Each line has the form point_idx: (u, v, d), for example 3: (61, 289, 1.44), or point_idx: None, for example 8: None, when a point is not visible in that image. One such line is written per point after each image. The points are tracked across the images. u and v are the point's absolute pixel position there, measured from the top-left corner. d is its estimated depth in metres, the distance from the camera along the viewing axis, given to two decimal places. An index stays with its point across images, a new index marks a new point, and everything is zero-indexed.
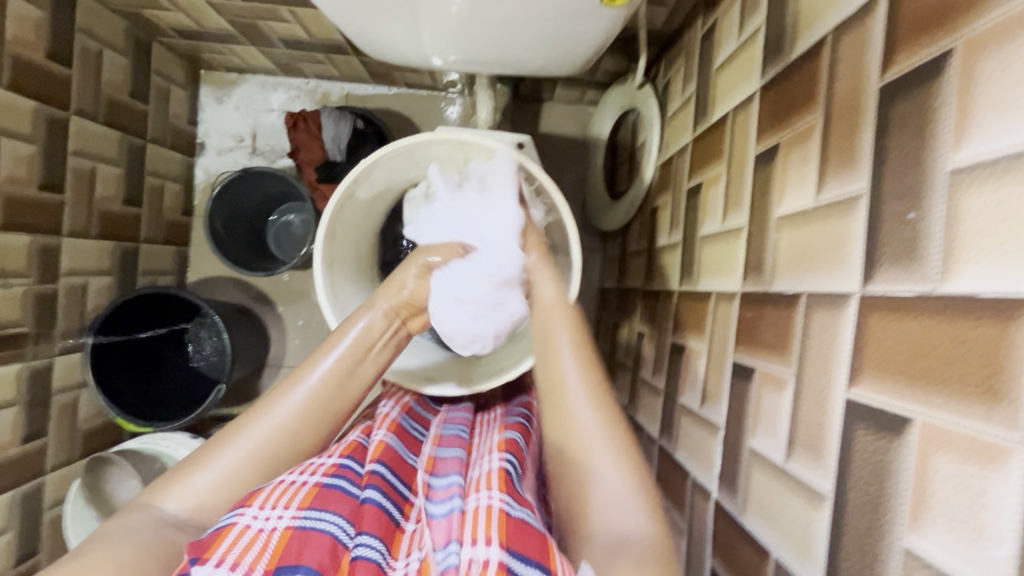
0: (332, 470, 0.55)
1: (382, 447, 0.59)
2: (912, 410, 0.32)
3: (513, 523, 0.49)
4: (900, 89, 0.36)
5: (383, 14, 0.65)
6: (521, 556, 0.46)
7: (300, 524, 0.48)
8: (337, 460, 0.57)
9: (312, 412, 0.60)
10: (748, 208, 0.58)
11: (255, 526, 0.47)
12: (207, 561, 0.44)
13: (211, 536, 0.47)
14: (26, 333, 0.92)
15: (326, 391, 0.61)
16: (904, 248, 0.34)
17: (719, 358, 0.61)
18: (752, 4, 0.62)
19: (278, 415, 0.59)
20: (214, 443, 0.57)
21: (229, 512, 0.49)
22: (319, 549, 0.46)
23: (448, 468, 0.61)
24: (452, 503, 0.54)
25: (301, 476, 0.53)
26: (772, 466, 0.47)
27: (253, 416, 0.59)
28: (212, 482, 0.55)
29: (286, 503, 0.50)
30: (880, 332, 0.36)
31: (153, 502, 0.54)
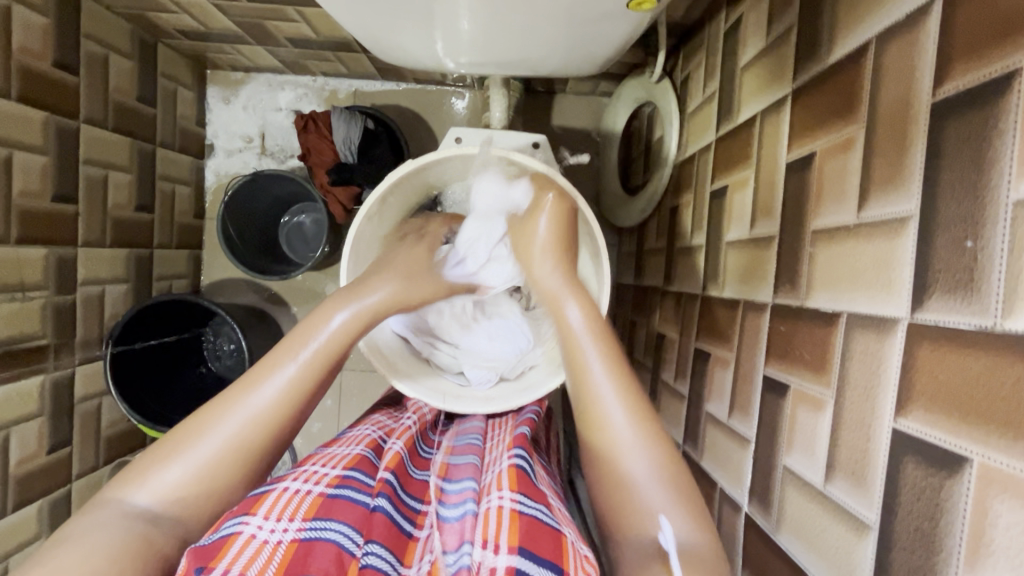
0: (338, 478, 0.52)
1: (390, 456, 0.57)
2: (970, 449, 0.31)
3: (524, 523, 0.48)
4: (954, 108, 0.35)
5: (396, 21, 0.63)
6: (531, 554, 0.45)
7: (307, 534, 0.45)
8: (342, 467, 0.53)
9: (294, 402, 0.53)
10: (779, 217, 0.56)
11: (260, 536, 0.44)
12: (212, 572, 0.41)
13: (215, 545, 0.44)
14: (48, 345, 0.93)
15: (311, 378, 0.55)
16: (961, 279, 0.33)
17: (748, 370, 0.60)
18: (782, 0, 0.59)
19: (254, 403, 0.52)
20: (187, 427, 0.51)
21: (232, 520, 0.46)
22: (327, 557, 0.43)
23: (461, 472, 0.59)
24: (465, 508, 0.53)
25: (305, 484, 0.50)
26: (809, 488, 0.46)
27: (224, 403, 0.52)
28: (185, 477, 0.48)
29: (290, 514, 0.47)
30: (931, 364, 0.34)
31: (118, 496, 0.47)
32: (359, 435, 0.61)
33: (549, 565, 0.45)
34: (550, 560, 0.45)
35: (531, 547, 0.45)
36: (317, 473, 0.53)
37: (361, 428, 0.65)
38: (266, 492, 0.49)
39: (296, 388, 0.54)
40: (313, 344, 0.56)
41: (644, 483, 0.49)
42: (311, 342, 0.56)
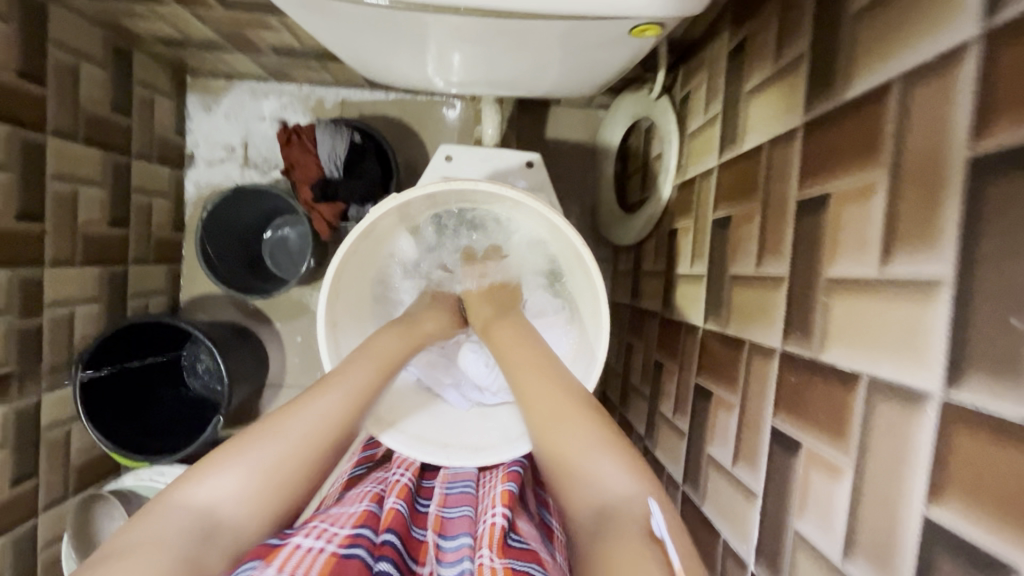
0: (349, 537, 0.49)
1: (389, 511, 0.55)
2: (1019, 561, 0.28)
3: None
4: (996, 167, 0.31)
5: (380, 41, 0.59)
6: None
7: None
8: (351, 527, 0.51)
9: (328, 439, 0.56)
10: (788, 258, 0.53)
11: None
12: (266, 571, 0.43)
13: None
14: (10, 375, 0.87)
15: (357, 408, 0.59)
16: (1008, 363, 0.29)
17: (754, 418, 0.56)
18: (791, 25, 0.56)
19: (288, 436, 0.54)
20: (232, 446, 0.53)
21: (244, 567, 0.44)
22: None
23: (457, 527, 0.56)
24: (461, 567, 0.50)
25: (316, 540, 0.48)
26: (825, 561, 0.43)
27: (258, 434, 0.54)
28: (241, 483, 0.50)
29: (303, 571, 0.44)
30: (973, 454, 0.31)
31: (181, 494, 0.49)
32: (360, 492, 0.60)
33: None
34: None
35: None
36: (328, 531, 0.50)
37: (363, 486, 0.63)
38: (278, 546, 0.47)
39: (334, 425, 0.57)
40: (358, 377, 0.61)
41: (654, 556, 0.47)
42: (347, 383, 0.60)
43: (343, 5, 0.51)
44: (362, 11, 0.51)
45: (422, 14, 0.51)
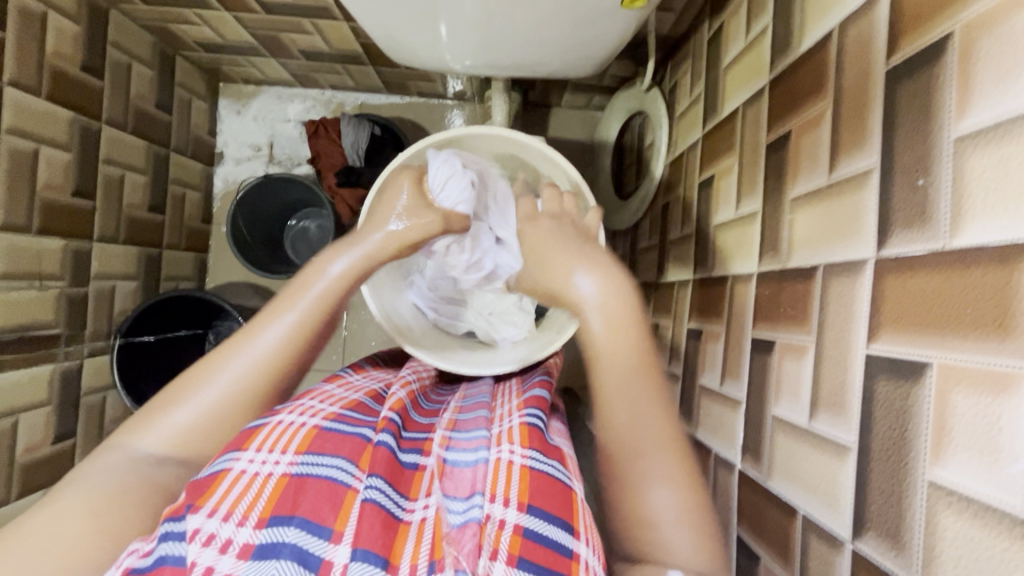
0: (333, 414, 0.52)
1: (391, 400, 0.56)
2: (930, 354, 0.35)
3: (533, 480, 0.47)
4: (904, 73, 0.40)
5: (411, 20, 0.69)
6: (541, 511, 0.45)
7: (298, 470, 0.45)
8: (339, 407, 0.54)
9: (280, 365, 0.54)
10: (761, 194, 0.62)
11: (251, 471, 0.45)
12: (246, 450, 0.46)
13: (210, 478, 0.45)
14: (59, 334, 0.95)
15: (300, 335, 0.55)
16: (917, 214, 0.38)
17: (738, 338, 0.64)
18: (758, 5, 0.67)
19: (226, 381, 0.53)
20: (174, 390, 0.53)
21: (224, 455, 0.47)
22: (318, 494, 0.43)
23: (471, 423, 0.56)
24: (477, 455, 0.51)
25: (300, 416, 0.51)
26: (796, 430, 0.50)
27: (198, 376, 0.53)
28: (191, 424, 0.51)
29: (281, 447, 0.47)
30: (896, 290, 0.39)
31: (125, 442, 0.50)
32: (359, 383, 0.61)
33: (561, 523, 0.45)
34: (556, 516, 0.45)
35: (539, 505, 0.45)
36: (313, 407, 0.53)
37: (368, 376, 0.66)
38: (261, 425, 0.49)
39: (285, 349, 0.54)
40: (300, 301, 0.56)
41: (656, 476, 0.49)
42: (302, 296, 0.56)
43: None
44: None
45: None
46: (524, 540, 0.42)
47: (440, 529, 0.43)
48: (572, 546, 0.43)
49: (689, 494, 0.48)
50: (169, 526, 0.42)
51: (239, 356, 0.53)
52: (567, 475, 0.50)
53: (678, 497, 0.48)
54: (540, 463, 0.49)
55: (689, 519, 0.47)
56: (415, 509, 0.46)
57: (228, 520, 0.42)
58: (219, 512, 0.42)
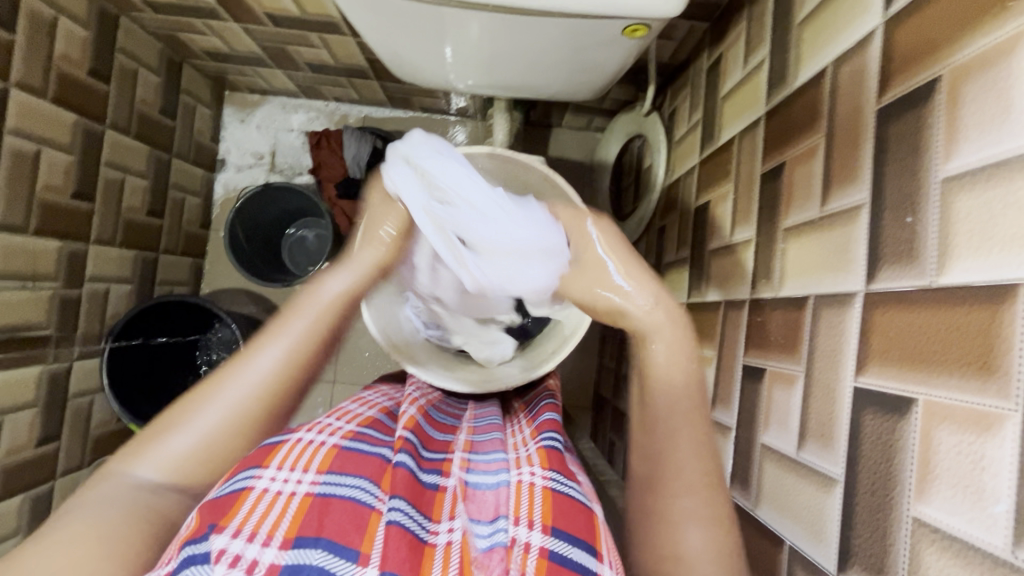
0: (352, 433, 0.52)
1: (405, 418, 0.56)
2: (915, 391, 0.36)
3: (557, 502, 0.46)
4: (895, 112, 0.41)
5: (417, 39, 0.70)
6: (564, 533, 0.43)
7: (321, 489, 0.44)
8: (355, 425, 0.54)
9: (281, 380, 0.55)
10: (755, 222, 0.62)
11: (273, 489, 0.44)
12: (268, 467, 0.46)
13: (230, 499, 0.43)
14: (49, 336, 0.94)
15: (304, 350, 0.57)
16: (905, 251, 0.39)
17: (730, 364, 0.64)
18: (756, 38, 0.68)
19: (217, 409, 0.52)
20: (171, 415, 0.52)
21: (245, 472, 0.46)
22: (342, 514, 0.42)
23: (488, 445, 0.57)
24: (499, 477, 0.51)
25: (318, 435, 0.50)
26: (784, 459, 0.50)
27: (194, 404, 0.52)
28: (190, 447, 0.50)
29: (303, 466, 0.46)
30: (884, 325, 0.39)
31: (122, 470, 0.49)
32: (371, 400, 0.62)
33: (585, 546, 0.43)
34: (580, 538, 0.44)
35: (564, 527, 0.44)
36: (331, 426, 0.53)
37: (372, 394, 0.65)
38: (280, 442, 0.49)
39: (288, 363, 0.56)
40: (306, 315, 0.58)
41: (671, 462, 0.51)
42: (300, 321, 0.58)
43: (392, 5, 0.63)
44: (403, 10, 0.63)
45: (449, 10, 0.62)
46: (550, 563, 0.41)
47: (467, 552, 0.42)
48: (596, 567, 0.42)
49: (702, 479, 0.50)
50: (192, 549, 0.39)
51: (237, 374, 0.54)
52: (588, 498, 0.49)
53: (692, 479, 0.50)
54: (562, 483, 0.48)
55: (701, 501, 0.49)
56: (438, 532, 0.44)
57: (253, 541, 0.40)
58: (243, 533, 0.40)
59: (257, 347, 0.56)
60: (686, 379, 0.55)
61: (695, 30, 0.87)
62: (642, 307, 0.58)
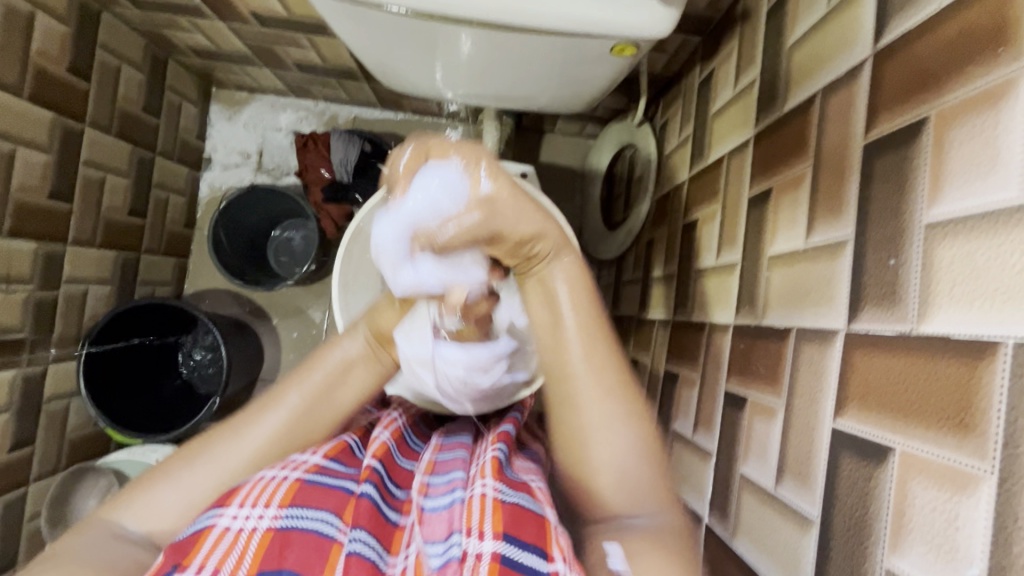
0: (317, 466, 0.49)
1: (375, 445, 0.54)
2: (892, 440, 0.35)
3: (508, 512, 0.45)
4: (881, 149, 0.41)
5: (403, 49, 0.69)
6: (516, 539, 0.43)
7: (284, 523, 0.43)
8: (323, 456, 0.51)
9: (276, 450, 0.53)
10: (741, 246, 0.62)
11: (234, 527, 0.43)
12: (229, 505, 0.45)
13: (190, 539, 0.43)
14: (24, 339, 0.92)
15: (296, 432, 0.54)
16: (887, 293, 0.38)
17: (712, 389, 0.63)
18: (747, 57, 0.67)
19: (218, 466, 0.51)
20: (166, 467, 0.52)
21: (206, 513, 0.45)
22: (306, 549, 0.41)
23: (449, 464, 0.56)
24: (453, 496, 0.50)
25: (282, 470, 0.48)
26: (762, 492, 0.49)
27: (195, 455, 0.52)
28: (173, 508, 0.50)
29: (266, 500, 0.44)
30: (864, 369, 0.39)
31: (109, 518, 0.49)
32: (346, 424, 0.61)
33: (534, 548, 0.43)
34: (533, 544, 0.43)
35: (515, 532, 0.43)
36: (297, 461, 0.50)
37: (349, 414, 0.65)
38: (241, 484, 0.47)
39: (286, 432, 0.53)
40: (305, 384, 0.55)
41: (609, 420, 0.49)
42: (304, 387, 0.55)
43: (375, 17, 0.61)
44: (387, 21, 0.62)
45: (433, 23, 0.61)
46: (502, 567, 0.41)
47: (421, 571, 0.43)
48: (547, 569, 0.42)
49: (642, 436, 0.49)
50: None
51: (233, 442, 0.52)
52: (539, 503, 0.48)
53: (635, 438, 0.49)
54: (511, 493, 0.47)
55: (647, 463, 0.49)
56: (396, 562, 0.44)
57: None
58: (205, 569, 0.40)
59: (259, 412, 0.54)
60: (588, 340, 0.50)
61: (688, 44, 0.86)
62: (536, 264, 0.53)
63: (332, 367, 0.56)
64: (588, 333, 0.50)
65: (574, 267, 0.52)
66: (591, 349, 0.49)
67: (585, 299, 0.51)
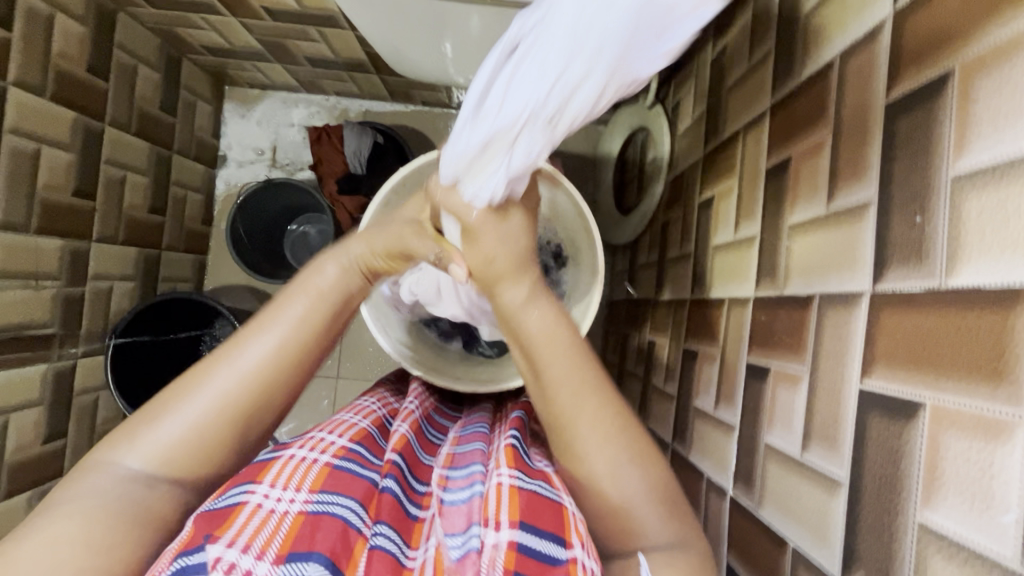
0: (344, 450, 0.50)
1: (397, 439, 0.55)
2: (922, 395, 0.35)
3: (525, 499, 0.46)
4: (904, 108, 0.40)
5: (416, 32, 0.69)
6: (534, 528, 0.44)
7: (313, 508, 0.43)
8: (348, 439, 0.52)
9: (274, 373, 0.50)
10: (760, 219, 0.61)
11: (267, 506, 0.43)
12: (261, 483, 0.45)
13: (225, 512, 0.43)
14: (53, 334, 0.95)
15: (286, 353, 0.51)
16: (913, 251, 0.38)
17: (733, 362, 0.63)
18: (762, 29, 0.67)
19: (213, 392, 0.49)
20: (157, 404, 0.49)
21: (237, 488, 0.45)
22: (333, 533, 0.41)
23: (467, 458, 0.56)
24: (472, 490, 0.50)
25: (311, 452, 0.49)
26: (788, 460, 0.49)
27: (187, 386, 0.49)
28: (177, 436, 0.47)
29: (297, 484, 0.45)
30: (891, 328, 0.39)
31: (110, 458, 0.47)
32: (365, 408, 0.60)
33: (553, 537, 0.44)
34: (551, 531, 0.44)
35: (534, 522, 0.44)
36: (324, 441, 0.51)
37: (366, 396, 0.65)
38: (273, 459, 0.48)
39: (284, 352, 0.51)
40: (285, 317, 0.52)
41: (621, 465, 0.50)
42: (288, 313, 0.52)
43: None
44: (400, 4, 0.62)
45: (445, 4, 0.61)
46: (518, 556, 0.42)
47: (441, 564, 0.43)
48: (566, 555, 0.43)
49: (652, 478, 0.50)
50: (185, 560, 0.39)
51: (227, 367, 0.50)
52: (556, 490, 0.49)
53: (644, 482, 0.50)
54: (528, 481, 0.48)
55: (657, 501, 0.49)
56: (416, 555, 0.45)
57: (247, 551, 0.39)
58: (237, 543, 0.40)
59: (250, 334, 0.52)
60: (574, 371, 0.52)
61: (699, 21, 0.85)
62: (516, 306, 0.54)
63: (324, 287, 0.55)
64: (570, 377, 0.52)
65: (549, 309, 0.54)
66: (580, 397, 0.51)
67: (559, 349, 0.52)
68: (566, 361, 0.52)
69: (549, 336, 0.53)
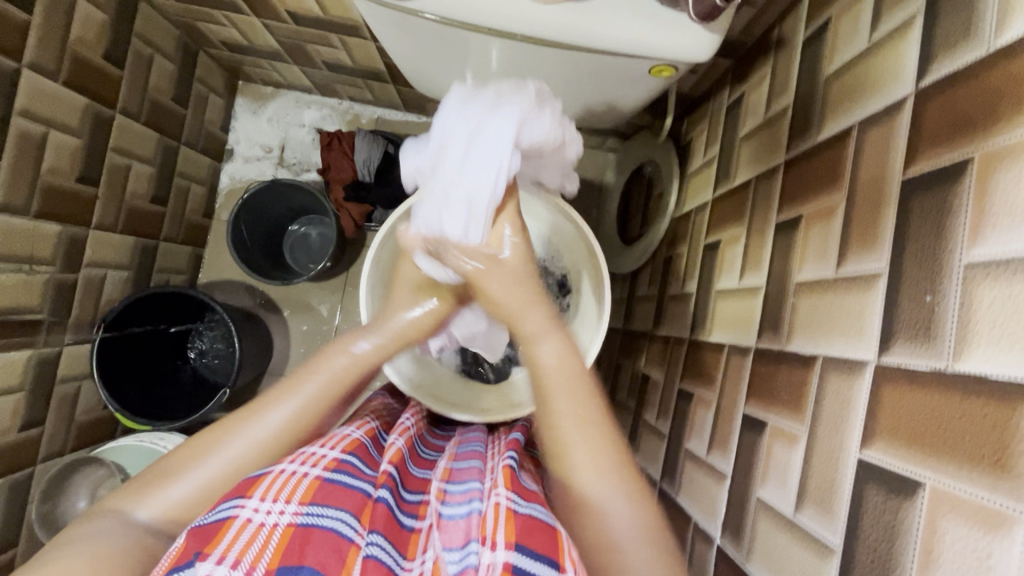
0: (335, 462, 0.49)
1: (392, 451, 0.54)
2: (922, 474, 0.36)
3: (519, 520, 0.45)
4: (920, 186, 0.41)
5: (440, 56, 0.69)
6: (527, 549, 0.42)
7: (304, 520, 0.42)
8: (341, 450, 0.51)
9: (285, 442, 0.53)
10: (766, 271, 0.62)
11: (256, 521, 0.42)
12: (251, 497, 0.44)
13: (215, 527, 0.42)
14: (41, 320, 0.93)
15: (303, 418, 0.54)
16: (922, 329, 0.38)
17: (729, 410, 0.63)
18: (781, 85, 0.68)
19: (230, 453, 0.51)
20: (174, 461, 0.51)
21: (228, 502, 0.44)
22: (325, 547, 0.41)
23: (465, 474, 0.55)
24: (471, 506, 0.49)
25: (301, 466, 0.47)
26: (780, 518, 0.49)
27: (207, 444, 0.52)
28: (188, 494, 0.49)
29: (286, 496, 0.44)
30: (893, 404, 0.39)
31: (123, 508, 0.48)
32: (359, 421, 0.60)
33: (548, 559, 0.42)
34: (547, 555, 0.42)
35: (529, 543, 0.43)
36: (315, 455, 0.49)
37: (362, 412, 0.65)
38: (264, 473, 0.47)
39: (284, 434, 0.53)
40: (296, 394, 0.55)
41: (612, 499, 0.48)
42: (306, 386, 0.55)
43: (415, 23, 0.62)
44: (427, 28, 0.63)
45: (470, 34, 0.62)
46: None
47: None
48: None
49: (648, 519, 0.48)
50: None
51: (245, 430, 0.52)
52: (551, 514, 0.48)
53: (636, 517, 0.48)
54: (524, 504, 0.47)
55: (653, 542, 0.47)
56: (413, 567, 0.44)
57: (236, 568, 0.39)
58: (227, 559, 0.39)
59: (274, 398, 0.54)
60: (579, 407, 0.52)
61: (718, 66, 0.87)
62: (535, 333, 0.56)
63: (338, 370, 0.57)
64: (582, 416, 0.52)
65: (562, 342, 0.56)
66: (582, 428, 0.51)
67: (578, 387, 0.53)
68: (583, 398, 0.53)
69: (562, 369, 0.54)
